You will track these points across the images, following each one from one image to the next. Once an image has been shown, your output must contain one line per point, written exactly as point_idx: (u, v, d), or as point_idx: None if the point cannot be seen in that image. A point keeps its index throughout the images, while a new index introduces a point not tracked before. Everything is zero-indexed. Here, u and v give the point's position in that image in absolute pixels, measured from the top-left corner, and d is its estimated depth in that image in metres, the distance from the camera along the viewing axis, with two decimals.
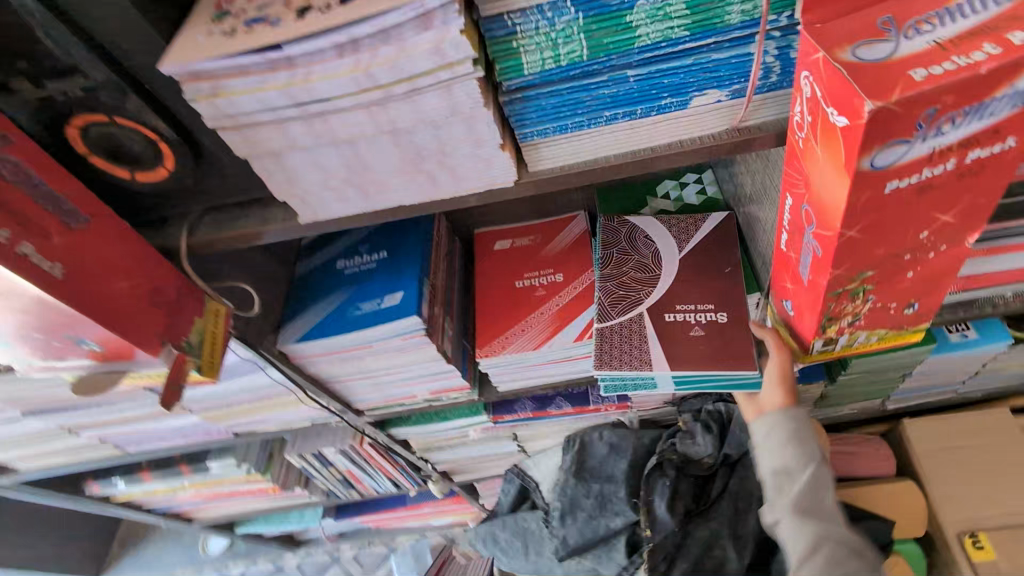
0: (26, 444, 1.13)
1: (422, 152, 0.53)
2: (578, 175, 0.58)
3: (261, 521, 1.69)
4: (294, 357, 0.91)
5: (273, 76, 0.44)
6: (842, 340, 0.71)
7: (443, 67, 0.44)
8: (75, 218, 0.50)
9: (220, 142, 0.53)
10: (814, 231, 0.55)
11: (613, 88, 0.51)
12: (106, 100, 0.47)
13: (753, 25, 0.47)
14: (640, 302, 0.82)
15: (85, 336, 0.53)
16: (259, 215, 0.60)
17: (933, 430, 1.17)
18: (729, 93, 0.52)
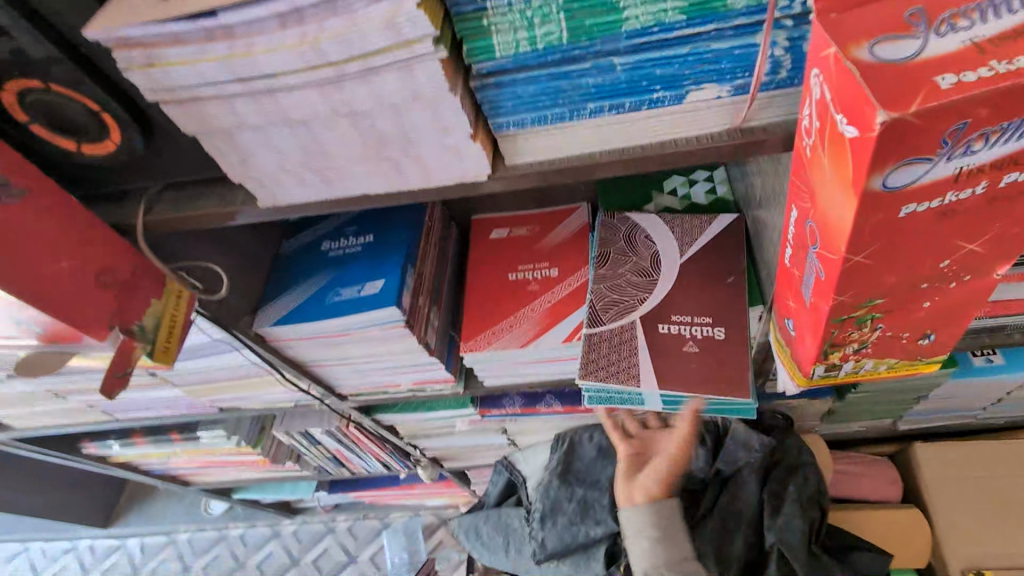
0: (13, 404, 1.12)
1: (385, 139, 0.47)
2: (559, 173, 0.52)
3: (255, 490, 1.68)
4: (271, 340, 0.86)
5: (210, 46, 0.39)
6: (846, 366, 0.65)
7: (400, 45, 0.39)
8: (7, 191, 0.46)
9: (170, 117, 0.48)
10: (818, 252, 0.49)
11: (598, 77, 0.45)
12: (39, 65, 0.43)
13: (759, 11, 0.41)
14: (633, 308, 0.75)
15: (25, 316, 0.50)
16: (218, 195, 0.56)
17: (942, 456, 1.11)
18: (730, 89, 0.46)
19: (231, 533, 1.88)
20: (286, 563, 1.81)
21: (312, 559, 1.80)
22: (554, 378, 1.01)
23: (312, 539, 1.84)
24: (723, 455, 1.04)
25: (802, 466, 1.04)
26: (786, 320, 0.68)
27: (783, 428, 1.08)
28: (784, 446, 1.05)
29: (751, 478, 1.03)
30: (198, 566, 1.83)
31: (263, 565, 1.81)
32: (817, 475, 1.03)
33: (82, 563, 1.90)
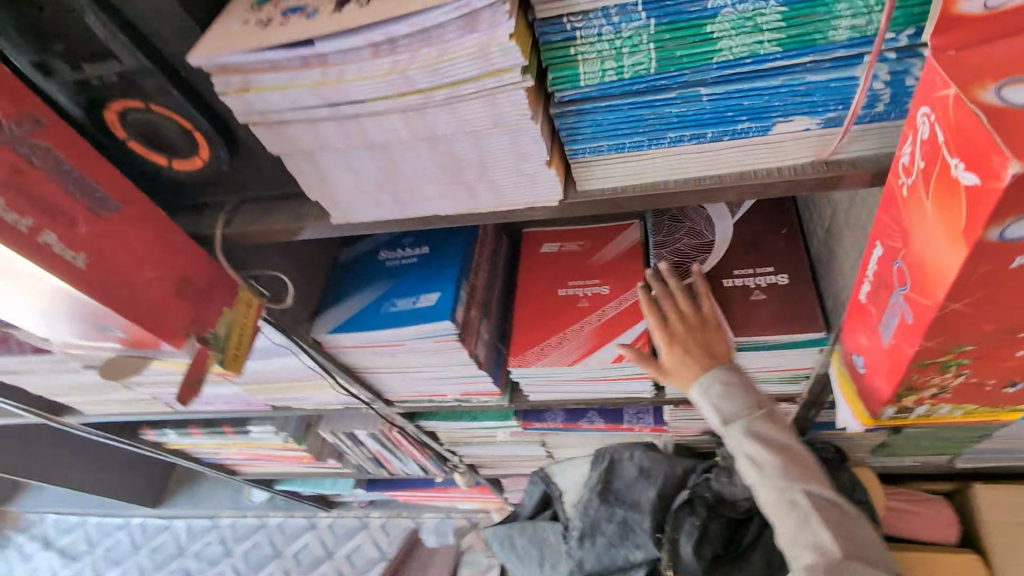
0: (85, 391, 1.18)
1: (463, 162, 0.47)
2: (629, 200, 0.51)
3: (296, 482, 1.73)
4: (328, 346, 0.89)
5: (304, 72, 0.40)
6: (919, 409, 0.62)
7: (488, 74, 0.39)
8: (105, 205, 0.47)
9: (255, 135, 0.49)
10: (907, 294, 0.46)
11: (682, 107, 0.44)
12: (140, 86, 0.44)
13: (864, 44, 0.39)
14: (696, 268, 0.86)
15: (111, 324, 0.51)
16: (291, 211, 0.57)
17: (1010, 499, 1.04)
18: (820, 121, 0.44)
19: (271, 521, 1.92)
20: (320, 555, 1.83)
21: (346, 554, 1.80)
22: (600, 397, 0.99)
23: (348, 533, 1.85)
24: None
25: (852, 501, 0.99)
26: (854, 356, 0.65)
27: (836, 461, 1.04)
28: (837, 482, 1.02)
29: None
30: (239, 551, 1.87)
31: (300, 556, 1.83)
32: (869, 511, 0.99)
33: (133, 539, 1.96)
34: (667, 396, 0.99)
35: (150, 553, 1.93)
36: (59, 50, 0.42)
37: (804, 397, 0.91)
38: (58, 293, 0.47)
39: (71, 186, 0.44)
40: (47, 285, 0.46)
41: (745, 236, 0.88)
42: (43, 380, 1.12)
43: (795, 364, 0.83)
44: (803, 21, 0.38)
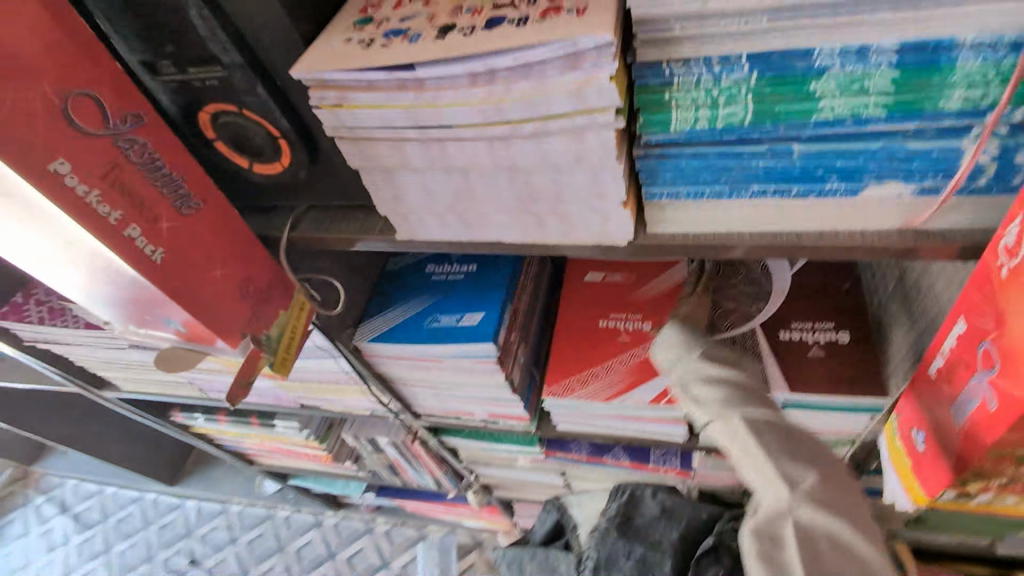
0: (126, 368, 1.21)
1: (537, 194, 0.47)
2: (701, 247, 0.50)
3: (309, 479, 1.72)
4: (367, 354, 0.89)
5: (400, 94, 0.41)
6: (983, 496, 0.58)
7: (582, 112, 0.39)
8: (187, 203, 0.47)
9: (336, 147, 0.50)
10: (993, 379, 0.43)
11: (770, 162, 0.43)
12: (237, 91, 0.46)
13: (975, 116, 0.37)
14: (750, 317, 0.81)
15: (173, 317, 0.52)
16: (358, 222, 0.58)
17: None
18: (914, 189, 0.42)
19: (278, 513, 1.90)
20: (323, 555, 1.81)
21: (347, 557, 1.79)
22: (631, 435, 0.97)
23: (351, 536, 1.82)
24: None
25: None
26: (914, 432, 0.61)
27: None
28: None
29: None
30: (243, 540, 1.87)
31: (301, 553, 1.82)
32: None
33: (144, 515, 1.98)
34: (699, 443, 0.95)
35: (159, 531, 1.93)
36: (169, 52, 0.44)
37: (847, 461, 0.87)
38: (129, 284, 0.47)
39: (159, 183, 0.45)
40: (121, 276, 0.46)
41: (804, 288, 0.85)
42: (89, 352, 1.16)
43: (841, 427, 0.80)
44: (914, 87, 0.37)
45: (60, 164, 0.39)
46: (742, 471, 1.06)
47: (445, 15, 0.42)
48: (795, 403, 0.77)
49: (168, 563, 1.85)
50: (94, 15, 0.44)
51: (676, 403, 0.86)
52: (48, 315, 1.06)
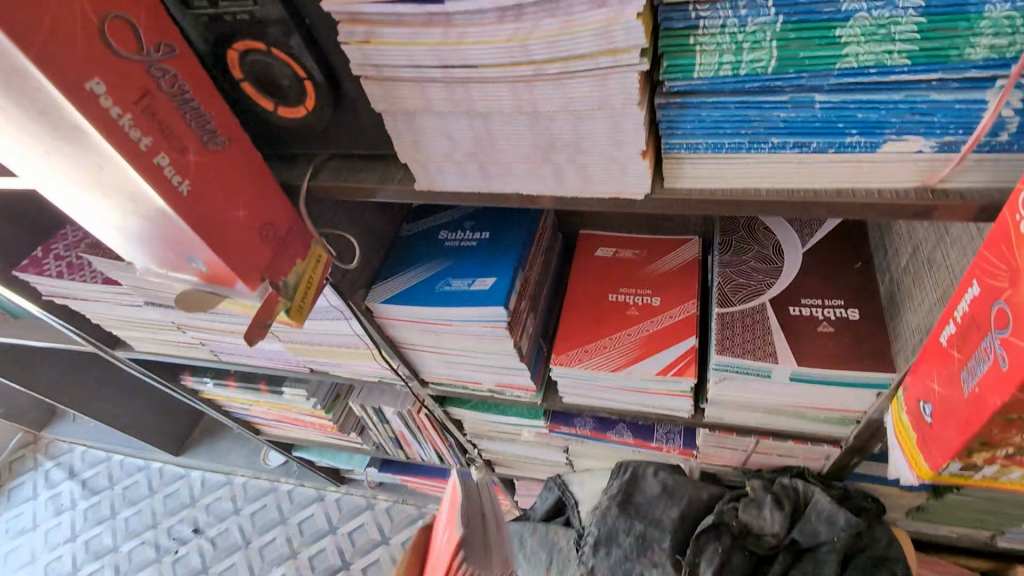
0: (142, 326, 1.23)
1: (556, 142, 0.48)
2: (717, 203, 0.50)
3: (314, 452, 1.74)
4: (379, 316, 0.90)
5: (427, 31, 0.42)
6: (988, 469, 0.59)
7: (607, 52, 0.39)
8: (213, 139, 0.49)
9: (361, 91, 0.51)
10: (1005, 338, 0.43)
11: (791, 113, 0.43)
12: (267, 28, 0.47)
13: (1001, 66, 0.37)
14: (761, 292, 0.84)
15: (195, 255, 0.53)
16: (377, 172, 0.59)
17: None
18: (935, 144, 0.42)
19: (281, 487, 1.92)
20: (323, 529, 1.80)
21: (348, 532, 1.79)
22: (636, 409, 0.97)
23: (353, 511, 1.83)
24: (802, 524, 0.96)
25: (888, 559, 0.95)
26: (921, 403, 0.62)
27: (874, 512, 0.99)
28: (870, 533, 0.97)
29: (831, 558, 0.94)
30: (246, 511, 1.88)
31: (303, 525, 1.82)
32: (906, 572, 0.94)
33: (150, 483, 2.00)
34: (703, 419, 0.96)
35: (164, 500, 1.95)
36: None
37: (850, 441, 0.88)
38: (156, 216, 0.49)
39: (188, 115, 0.46)
40: (147, 208, 0.48)
41: (816, 266, 0.85)
42: (105, 310, 1.18)
43: (847, 405, 0.80)
44: (940, 35, 0.37)
45: (95, 84, 0.40)
46: (747, 451, 1.04)
47: None
48: (805, 379, 0.77)
49: (173, 531, 1.87)
50: None
51: (685, 375, 0.85)
52: (68, 269, 1.08)
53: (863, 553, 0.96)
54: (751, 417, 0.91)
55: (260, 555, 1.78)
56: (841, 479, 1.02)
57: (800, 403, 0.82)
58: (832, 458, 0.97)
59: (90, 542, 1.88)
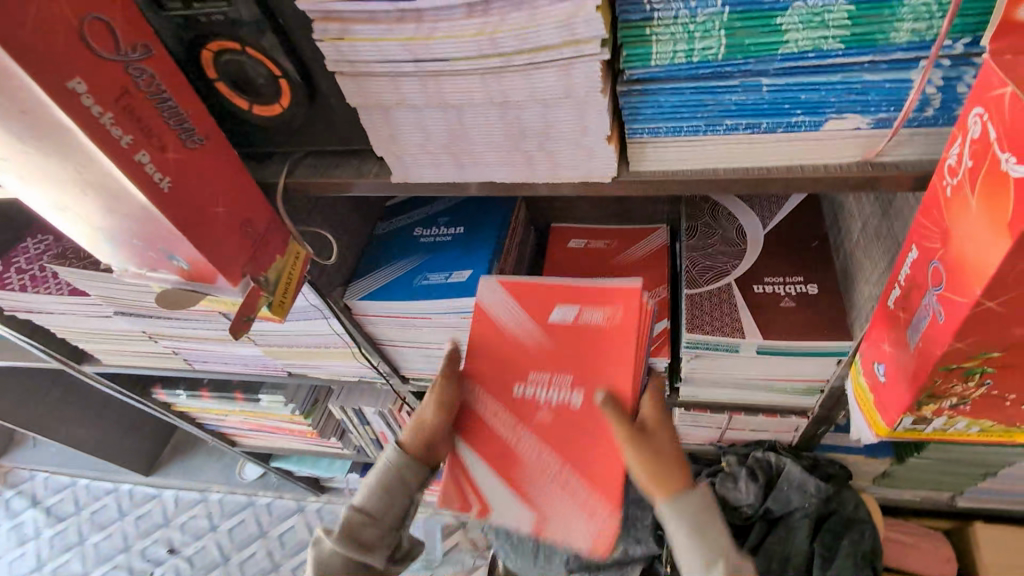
0: (111, 338, 1.21)
1: (526, 131, 0.50)
2: (679, 184, 0.54)
3: (294, 461, 1.73)
4: (358, 313, 0.91)
5: (400, 26, 0.44)
6: (936, 421, 0.64)
7: (569, 43, 0.42)
8: (192, 137, 0.50)
9: (336, 87, 0.53)
10: (941, 295, 0.48)
11: (741, 96, 0.46)
12: (241, 27, 0.48)
13: (922, 48, 0.42)
14: (727, 272, 0.88)
15: (176, 252, 0.54)
16: (353, 166, 0.60)
17: (997, 537, 1.09)
18: (871, 121, 0.46)
19: (259, 500, 1.89)
20: (306, 539, 1.79)
21: None
22: None
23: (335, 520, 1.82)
24: (775, 494, 1.02)
25: (856, 520, 1.02)
26: (875, 364, 0.66)
27: (841, 477, 1.05)
28: (840, 498, 1.03)
29: (803, 523, 1.01)
30: (224, 527, 1.84)
31: (284, 538, 1.80)
32: (872, 532, 1.01)
33: (120, 505, 1.94)
34: (678, 398, 0.98)
35: (135, 521, 1.89)
36: None
37: (817, 411, 0.93)
38: (136, 214, 0.50)
39: (167, 113, 0.47)
40: (128, 206, 0.49)
41: (776, 246, 0.90)
42: (72, 323, 1.16)
43: (809, 375, 0.85)
44: (868, 21, 0.41)
45: (76, 83, 0.41)
46: (722, 428, 1.04)
47: None
48: (770, 351, 0.81)
49: (146, 553, 1.82)
50: None
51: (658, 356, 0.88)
52: (31, 282, 1.06)
53: (833, 516, 1.02)
54: (722, 394, 0.95)
55: (241, 570, 1.75)
56: (811, 450, 1.05)
57: (766, 375, 0.87)
58: (800, 430, 1.00)
59: (59, 570, 1.82)
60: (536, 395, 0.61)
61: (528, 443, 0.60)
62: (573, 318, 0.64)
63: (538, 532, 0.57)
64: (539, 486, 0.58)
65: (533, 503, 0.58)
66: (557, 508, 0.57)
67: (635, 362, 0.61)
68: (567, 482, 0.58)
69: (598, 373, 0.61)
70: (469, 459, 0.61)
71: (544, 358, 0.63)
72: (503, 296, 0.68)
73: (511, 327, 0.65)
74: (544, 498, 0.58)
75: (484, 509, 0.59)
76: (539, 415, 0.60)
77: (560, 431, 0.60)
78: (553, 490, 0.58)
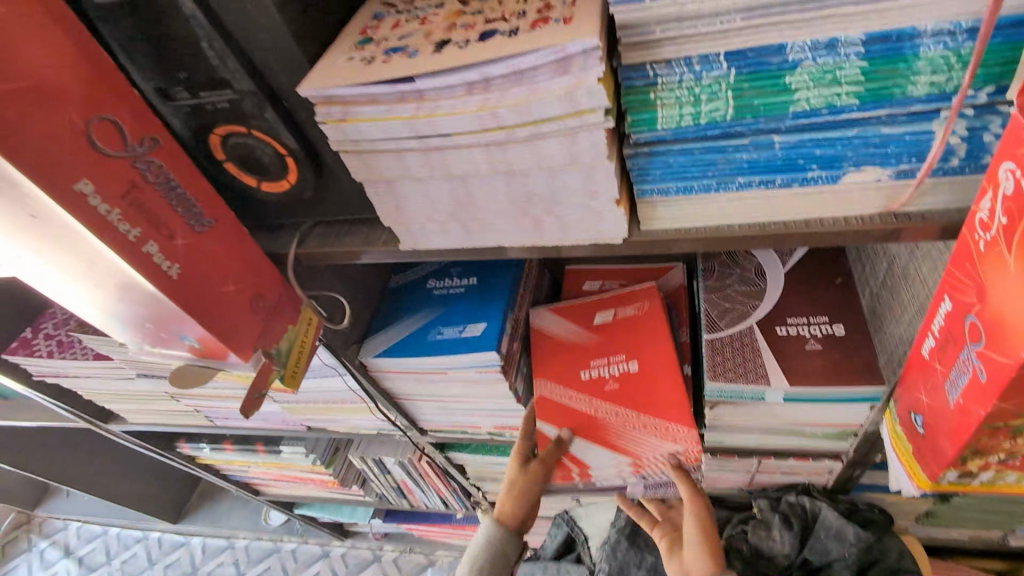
0: (134, 398, 1.22)
1: (533, 197, 0.49)
2: (693, 241, 0.52)
3: (316, 507, 1.70)
4: (372, 370, 0.90)
5: (402, 106, 0.44)
6: (985, 475, 0.59)
7: (572, 114, 0.42)
8: (200, 221, 0.51)
9: (341, 161, 0.53)
10: (980, 351, 0.45)
11: (753, 154, 0.45)
12: (248, 111, 0.49)
13: (941, 100, 0.40)
14: (748, 314, 0.84)
15: (187, 332, 0.54)
16: (361, 235, 0.60)
17: None
18: (892, 173, 0.44)
19: (285, 546, 1.86)
20: None
21: None
22: None
23: (360, 565, 1.77)
24: (811, 543, 0.92)
25: (903, 571, 0.91)
26: (912, 414, 0.62)
27: (883, 523, 0.95)
28: (883, 545, 0.93)
29: (845, 575, 0.90)
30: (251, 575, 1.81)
31: None
32: None
33: (150, 554, 1.92)
34: (705, 444, 0.92)
35: (165, 570, 1.87)
36: (183, 78, 0.48)
37: (851, 454, 0.86)
38: (147, 299, 0.50)
39: (174, 201, 0.48)
40: (139, 291, 0.50)
41: (799, 284, 0.86)
42: (97, 385, 1.17)
43: (845, 419, 0.80)
44: (881, 76, 0.40)
45: (84, 185, 0.42)
46: (751, 472, 0.98)
47: (441, 32, 0.46)
48: (797, 398, 0.76)
49: None
50: (111, 45, 0.47)
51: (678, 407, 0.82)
52: (58, 348, 1.08)
53: (876, 566, 0.92)
54: (755, 442, 0.89)
55: None
56: (846, 493, 0.98)
57: (801, 422, 0.82)
58: (835, 473, 0.93)
59: None
60: (601, 373, 0.83)
61: (605, 410, 0.81)
62: (606, 314, 0.88)
63: (636, 466, 0.81)
64: (624, 434, 0.79)
65: (627, 449, 0.79)
66: (645, 446, 0.78)
67: (661, 329, 0.83)
68: (645, 423, 0.77)
69: (643, 345, 0.83)
70: (566, 431, 0.81)
71: (598, 345, 0.85)
72: (552, 317, 0.91)
73: (565, 333, 0.88)
74: (635, 441, 0.79)
75: (588, 470, 0.83)
76: (608, 385, 0.81)
77: (628, 392, 0.80)
78: (636, 434, 0.79)
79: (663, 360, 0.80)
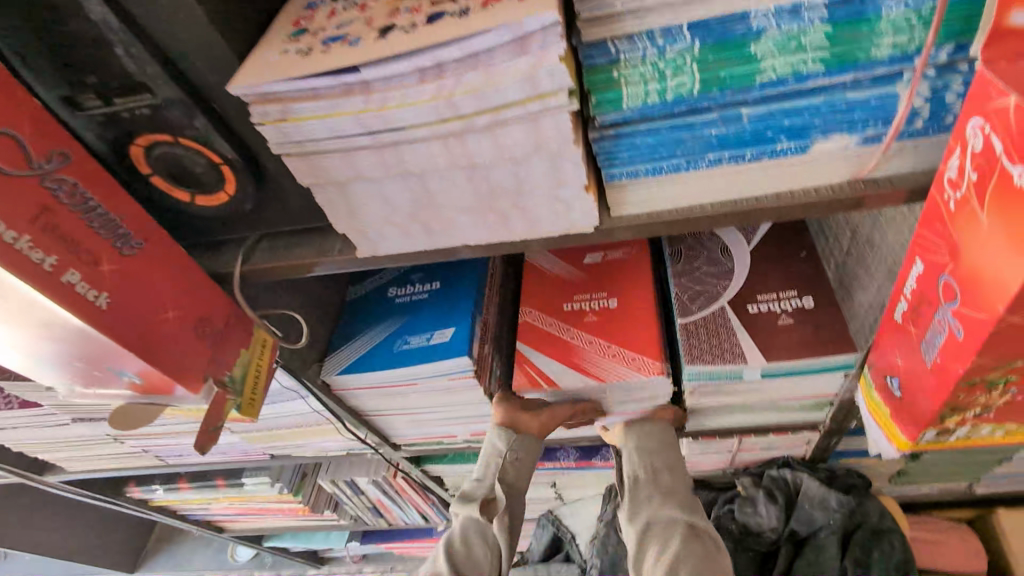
0: (72, 444, 1.12)
1: (496, 190, 0.46)
2: (667, 225, 0.50)
3: (287, 538, 1.61)
4: (337, 389, 0.85)
5: (347, 100, 0.40)
6: (959, 431, 0.60)
7: (534, 98, 0.39)
8: (128, 243, 0.46)
9: (285, 168, 0.49)
10: (955, 310, 0.45)
11: (722, 129, 0.44)
12: (171, 118, 0.44)
13: (903, 60, 0.40)
14: (719, 295, 0.83)
15: (126, 368, 0.49)
16: (313, 245, 0.55)
17: None
18: (861, 139, 0.44)
19: None
20: None
21: None
22: None
23: None
24: (797, 513, 0.93)
25: (885, 531, 0.92)
26: (889, 378, 0.63)
27: (862, 488, 0.97)
28: (864, 508, 0.94)
29: (832, 541, 0.90)
30: None
31: None
32: (903, 542, 0.91)
33: None
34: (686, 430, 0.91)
35: None
36: (91, 83, 0.42)
37: (827, 424, 0.87)
38: (73, 336, 0.45)
39: (96, 222, 0.43)
40: (61, 327, 0.44)
41: (766, 261, 0.86)
42: (28, 435, 1.07)
43: (819, 390, 0.80)
44: (844, 40, 0.39)
45: None
46: (731, 452, 0.98)
47: (384, 18, 0.42)
48: (775, 374, 0.76)
49: None
50: None
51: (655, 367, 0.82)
52: None
53: (859, 530, 0.93)
54: (735, 422, 0.89)
55: None
56: (825, 461, 0.99)
57: (778, 398, 0.82)
58: (813, 444, 0.94)
59: None
60: (582, 308, 0.79)
61: (579, 337, 0.76)
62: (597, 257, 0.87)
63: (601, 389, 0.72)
64: (592, 360, 0.73)
65: (592, 372, 0.73)
66: (612, 372, 0.72)
67: (647, 270, 0.82)
68: (616, 352, 0.73)
69: (627, 284, 0.81)
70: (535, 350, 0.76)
71: (583, 283, 0.83)
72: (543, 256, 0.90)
73: (553, 270, 0.85)
74: (602, 366, 0.73)
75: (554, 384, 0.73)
76: (587, 317, 0.78)
77: (607, 325, 0.77)
78: (604, 361, 0.73)
79: (647, 301, 0.78)
